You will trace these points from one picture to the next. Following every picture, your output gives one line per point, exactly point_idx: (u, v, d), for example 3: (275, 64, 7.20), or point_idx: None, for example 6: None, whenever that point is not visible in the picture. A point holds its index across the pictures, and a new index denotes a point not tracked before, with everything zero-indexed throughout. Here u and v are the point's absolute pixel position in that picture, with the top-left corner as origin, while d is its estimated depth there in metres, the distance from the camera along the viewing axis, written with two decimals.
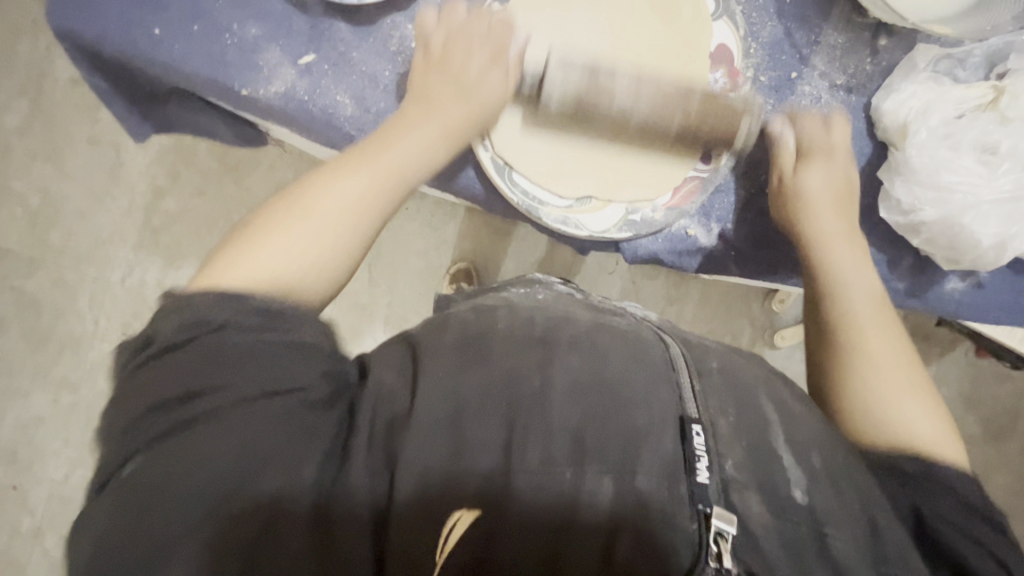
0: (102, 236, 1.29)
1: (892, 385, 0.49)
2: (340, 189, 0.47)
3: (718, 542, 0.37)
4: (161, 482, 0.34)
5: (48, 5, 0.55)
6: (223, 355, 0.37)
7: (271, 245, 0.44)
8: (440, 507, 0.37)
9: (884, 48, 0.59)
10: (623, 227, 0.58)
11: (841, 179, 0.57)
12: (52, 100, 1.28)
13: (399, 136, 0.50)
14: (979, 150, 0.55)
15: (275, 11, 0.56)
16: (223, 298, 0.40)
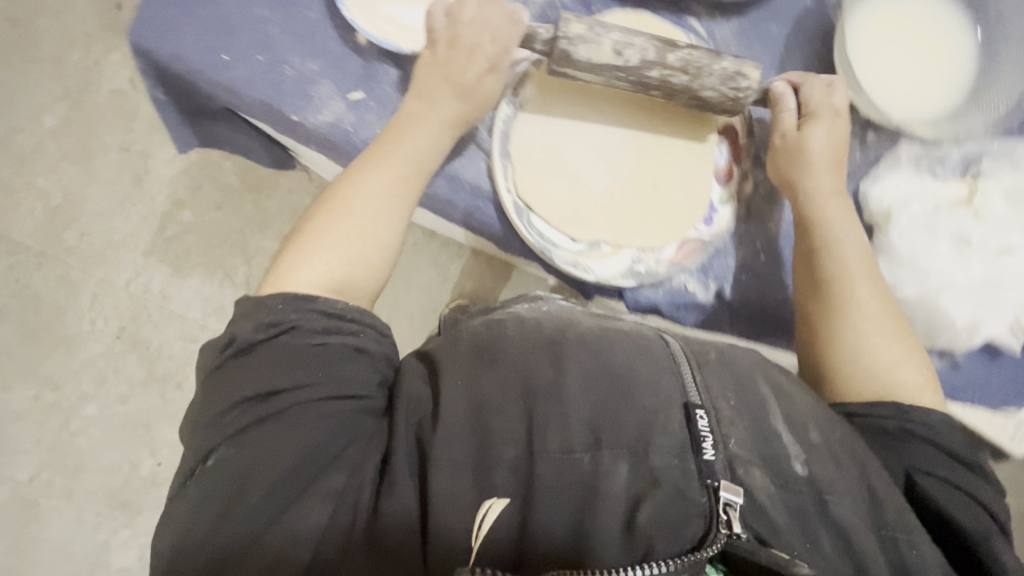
0: (117, 238, 1.33)
1: (875, 337, 0.55)
2: (374, 191, 0.55)
3: (727, 511, 0.41)
4: (247, 462, 0.43)
5: (131, 24, 0.61)
6: (296, 356, 0.46)
7: (324, 249, 0.52)
8: (473, 495, 0.42)
9: (871, 142, 0.66)
10: (628, 275, 0.62)
11: (840, 135, 0.61)
12: (92, 107, 1.34)
13: (409, 131, 0.57)
14: (954, 240, 0.60)
15: (332, 51, 0.62)
16: (289, 304, 0.48)
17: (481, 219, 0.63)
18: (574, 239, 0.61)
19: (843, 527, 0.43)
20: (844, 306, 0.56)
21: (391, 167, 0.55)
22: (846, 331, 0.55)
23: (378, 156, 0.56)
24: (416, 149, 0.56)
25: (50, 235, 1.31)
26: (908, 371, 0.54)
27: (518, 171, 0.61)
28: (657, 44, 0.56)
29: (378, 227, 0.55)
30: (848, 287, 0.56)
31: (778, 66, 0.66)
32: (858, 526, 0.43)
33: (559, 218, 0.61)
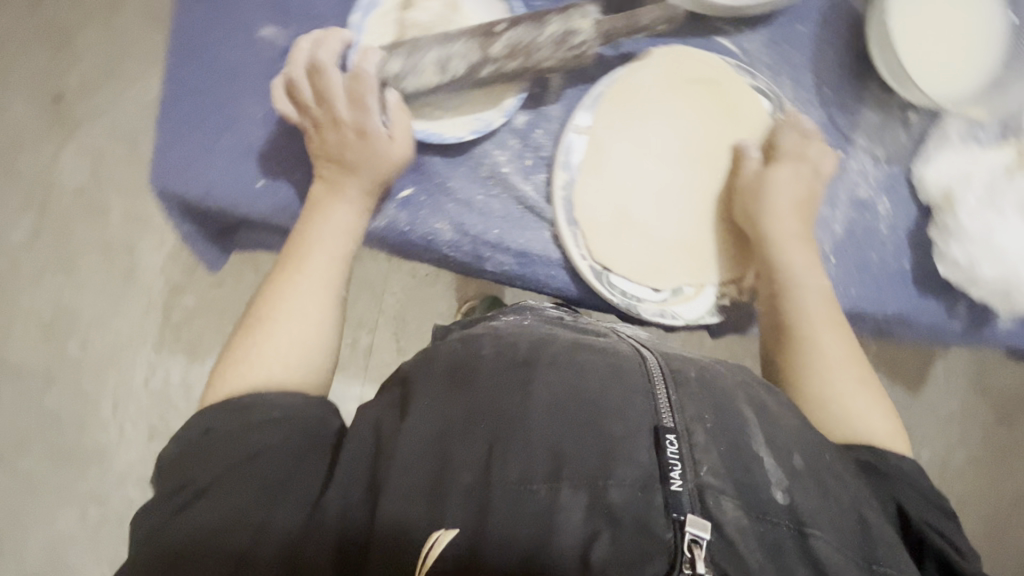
0: (121, 339, 1.24)
1: (844, 387, 0.55)
2: (304, 282, 0.54)
3: (693, 548, 0.36)
4: (168, 547, 0.40)
5: (151, 170, 0.57)
6: (241, 438, 0.44)
7: (270, 350, 0.50)
8: (426, 524, 0.39)
9: (914, 121, 0.66)
10: (715, 310, 0.62)
11: (806, 188, 0.61)
12: (60, 210, 1.24)
13: (327, 212, 0.55)
14: (1021, 210, 0.61)
15: None
16: (240, 400, 0.47)
17: (557, 287, 0.62)
18: (657, 288, 0.61)
19: (824, 565, 0.38)
20: (806, 347, 0.57)
21: (320, 262, 0.54)
22: (812, 381, 0.55)
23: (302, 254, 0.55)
24: (332, 253, 0.55)
25: (51, 353, 1.23)
26: (877, 420, 0.54)
27: (589, 235, 0.59)
28: (475, 44, 0.54)
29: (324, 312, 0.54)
30: (813, 339, 0.57)
31: (813, 65, 0.65)
32: (838, 563, 0.39)
33: (639, 272, 0.60)
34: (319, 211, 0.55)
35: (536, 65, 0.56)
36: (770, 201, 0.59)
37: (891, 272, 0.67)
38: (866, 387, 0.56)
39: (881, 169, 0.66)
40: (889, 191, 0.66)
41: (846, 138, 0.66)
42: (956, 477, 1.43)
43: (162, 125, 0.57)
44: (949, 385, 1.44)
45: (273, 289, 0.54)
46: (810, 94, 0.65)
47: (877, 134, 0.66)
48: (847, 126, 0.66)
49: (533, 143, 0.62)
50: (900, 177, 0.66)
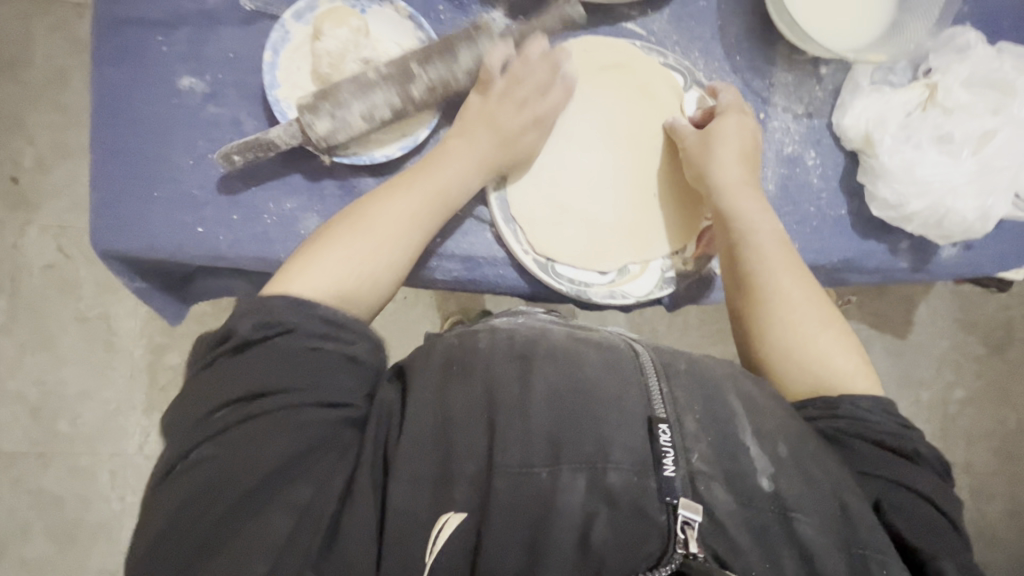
0: (111, 408, 1.23)
1: (807, 325, 0.57)
2: (394, 209, 0.55)
3: (685, 530, 0.43)
4: (225, 471, 0.43)
5: (92, 232, 0.58)
6: (297, 359, 0.46)
7: (327, 263, 0.52)
8: (431, 511, 0.44)
9: (827, 75, 0.68)
10: (664, 283, 0.63)
11: (751, 140, 0.63)
12: (30, 289, 1.22)
13: (440, 165, 0.57)
14: (938, 142, 0.63)
15: (303, 183, 0.61)
16: (292, 308, 0.48)
17: (507, 285, 0.63)
18: (603, 271, 0.62)
19: (809, 548, 0.44)
20: (768, 296, 0.58)
21: (456, 178, 0.57)
22: (777, 329, 0.57)
23: (406, 184, 0.56)
24: (445, 185, 0.57)
25: (43, 434, 1.21)
26: (839, 360, 0.55)
27: (527, 229, 0.61)
28: (394, 90, 0.56)
29: (398, 233, 0.54)
30: (776, 281, 0.58)
31: (720, 36, 0.67)
32: (821, 545, 0.44)
33: (581, 258, 0.62)
34: (444, 151, 0.58)
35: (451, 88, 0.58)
36: (714, 157, 0.60)
37: (830, 221, 0.68)
38: (830, 324, 0.58)
39: (802, 124, 0.68)
40: (814, 143, 0.68)
41: (764, 100, 0.68)
42: (957, 413, 1.44)
43: (97, 187, 0.58)
44: (937, 322, 1.46)
45: (356, 213, 0.55)
46: (722, 63, 0.67)
47: (793, 92, 0.68)
48: (763, 88, 0.68)
49: None
50: (822, 129, 0.68)
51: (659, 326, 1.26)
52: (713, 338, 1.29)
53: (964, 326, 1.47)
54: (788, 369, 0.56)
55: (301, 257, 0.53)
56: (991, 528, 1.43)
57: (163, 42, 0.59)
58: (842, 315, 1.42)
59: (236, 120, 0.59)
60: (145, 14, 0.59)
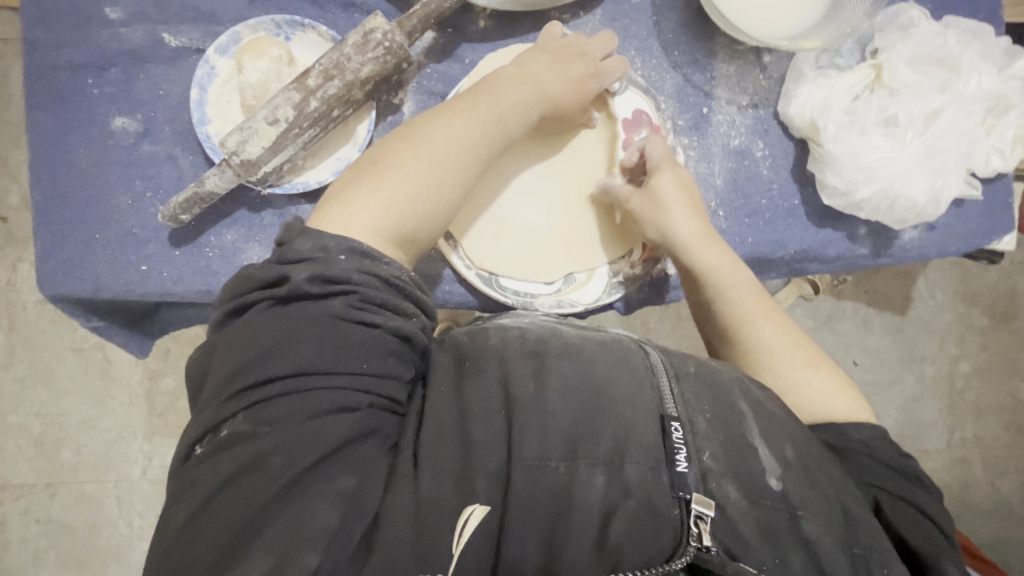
0: (113, 435, 1.19)
1: (795, 368, 0.56)
2: (452, 133, 0.52)
3: (698, 525, 0.42)
4: (258, 457, 0.39)
5: (37, 277, 0.58)
6: (350, 339, 0.42)
7: (390, 182, 0.50)
8: (456, 501, 0.41)
9: (770, 63, 0.67)
10: (613, 289, 0.63)
11: (690, 188, 0.62)
12: (26, 321, 1.19)
13: (503, 92, 0.56)
14: (883, 126, 0.61)
15: (242, 214, 0.61)
16: (351, 261, 0.44)
17: (455, 301, 0.63)
18: (549, 281, 0.62)
19: (814, 545, 0.44)
20: (751, 347, 0.58)
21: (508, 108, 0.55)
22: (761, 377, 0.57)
23: (461, 107, 0.54)
24: (503, 110, 0.55)
25: (48, 465, 1.18)
26: (834, 399, 0.55)
27: (468, 245, 0.61)
28: (293, 88, 0.54)
29: (456, 157, 0.52)
30: (757, 331, 0.58)
31: (656, 32, 0.66)
32: (825, 541, 0.44)
33: (521, 270, 0.61)
34: (502, 78, 0.57)
35: (357, 80, 0.55)
36: (666, 216, 0.60)
37: (783, 212, 0.67)
38: (818, 363, 0.57)
39: (748, 115, 0.67)
40: (762, 134, 0.67)
41: (707, 94, 0.67)
42: (964, 387, 1.41)
43: (39, 233, 0.59)
44: (937, 296, 1.42)
45: (409, 136, 0.52)
46: (660, 59, 0.66)
47: (736, 83, 0.67)
48: (704, 82, 0.67)
49: None
50: (769, 118, 0.67)
51: (648, 320, 1.24)
52: None
53: (966, 299, 1.43)
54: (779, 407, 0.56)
55: (360, 183, 0.49)
56: (1005, 502, 1.40)
57: (93, 86, 0.60)
58: (838, 295, 1.38)
59: (171, 157, 0.60)
60: (74, 59, 0.60)
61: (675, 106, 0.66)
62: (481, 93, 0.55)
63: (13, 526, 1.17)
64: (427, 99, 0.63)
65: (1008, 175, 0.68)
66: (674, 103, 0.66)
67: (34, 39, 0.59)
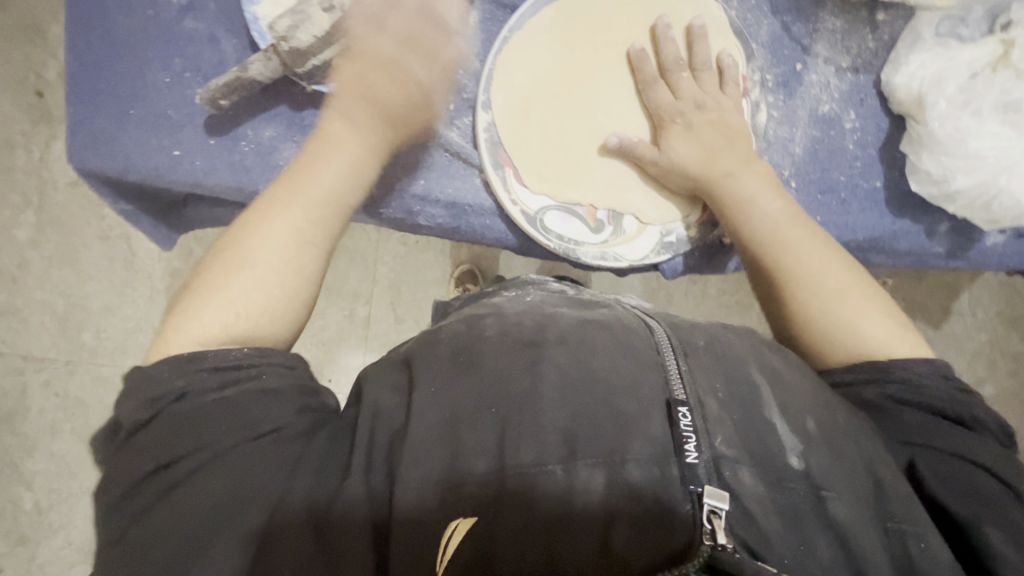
0: (133, 325, 1.21)
1: (857, 314, 0.52)
2: (274, 221, 0.47)
3: (712, 520, 0.37)
4: (154, 539, 0.37)
5: (67, 148, 0.56)
6: (207, 418, 0.40)
7: (219, 301, 0.44)
8: (440, 515, 0.39)
9: (883, 22, 0.59)
10: (662, 249, 0.59)
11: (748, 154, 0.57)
12: (56, 202, 1.19)
13: (319, 160, 0.49)
14: (1000, 111, 0.54)
15: (284, 110, 0.58)
16: (172, 368, 0.41)
17: (494, 238, 0.60)
18: (596, 230, 0.58)
19: (843, 529, 0.40)
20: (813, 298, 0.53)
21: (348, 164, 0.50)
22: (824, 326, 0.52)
23: (283, 199, 0.48)
24: (331, 184, 0.49)
25: (69, 342, 1.20)
26: (869, 326, 0.52)
27: (517, 179, 0.57)
28: None
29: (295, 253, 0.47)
30: (793, 262, 0.54)
31: None
32: (856, 525, 0.40)
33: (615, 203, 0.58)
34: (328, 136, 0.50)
35: None
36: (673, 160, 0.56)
37: (862, 193, 0.61)
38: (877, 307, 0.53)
39: (846, 80, 0.60)
40: (856, 103, 0.60)
41: (804, 49, 0.59)
42: None
43: (72, 101, 0.55)
44: (978, 314, 1.36)
45: (236, 238, 0.47)
46: (760, 1, 0.59)
47: (840, 41, 0.59)
48: (804, 34, 0.59)
49: (453, 86, 0.58)
50: (868, 87, 0.60)
51: (674, 293, 1.20)
52: (731, 311, 1.22)
53: (1007, 322, 1.36)
54: (819, 343, 0.53)
55: (186, 306, 0.45)
56: None
57: None
58: None
59: (214, 38, 0.56)
60: None
61: (767, 58, 0.59)
62: (311, 165, 0.49)
63: (30, 396, 1.18)
64: (495, 11, 0.58)
65: None
66: (766, 54, 0.59)
67: None
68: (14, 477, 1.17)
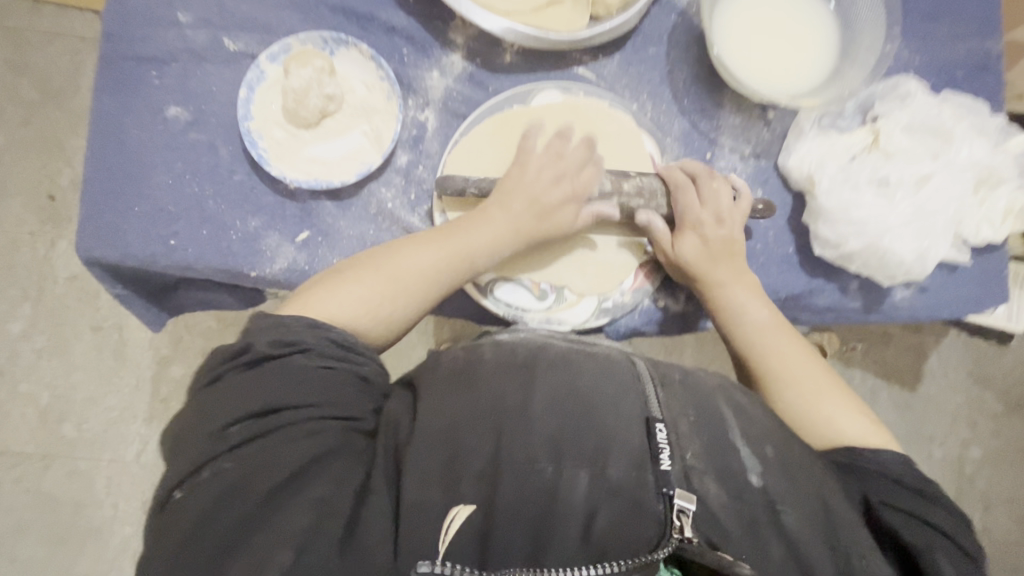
0: (115, 413, 1.22)
1: (812, 393, 0.58)
2: (416, 255, 0.59)
3: (680, 518, 0.43)
4: (240, 481, 0.42)
5: (76, 241, 0.64)
6: (308, 380, 0.47)
7: (352, 288, 0.56)
8: (442, 505, 0.43)
9: (774, 118, 0.70)
10: (600, 313, 0.66)
11: (725, 236, 0.64)
12: (54, 295, 1.25)
13: (476, 227, 0.61)
14: (875, 185, 0.64)
15: (267, 204, 0.66)
16: (308, 326, 0.50)
17: (452, 307, 0.67)
18: (540, 297, 0.66)
19: (795, 538, 0.44)
20: (774, 381, 0.60)
21: (507, 230, 0.61)
22: (793, 404, 0.58)
23: (412, 238, 0.60)
24: (474, 242, 0.60)
25: (50, 435, 1.21)
26: (848, 424, 0.56)
27: None
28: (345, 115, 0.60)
29: (418, 287, 0.58)
30: (765, 358, 0.61)
31: (669, 80, 0.71)
32: (807, 536, 0.44)
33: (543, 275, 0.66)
34: (485, 215, 0.61)
35: None
36: (691, 237, 0.63)
37: (777, 258, 0.69)
38: (838, 390, 0.59)
39: (749, 164, 0.70)
40: (761, 183, 0.70)
41: (711, 141, 0.70)
42: (972, 474, 1.35)
43: (86, 200, 0.64)
44: (948, 374, 1.39)
45: (368, 257, 0.59)
46: (670, 105, 0.71)
47: (741, 133, 0.70)
48: (710, 129, 0.71)
49: (415, 178, 0.68)
50: (769, 169, 0.70)
51: None
52: None
53: (977, 381, 1.39)
54: (801, 432, 0.57)
55: (314, 288, 0.56)
56: None
57: (155, 77, 0.67)
58: (846, 362, 1.37)
59: (212, 146, 0.66)
60: (143, 53, 0.67)
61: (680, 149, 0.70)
62: (458, 228, 0.60)
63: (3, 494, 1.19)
64: (450, 119, 0.69)
65: (1002, 248, 0.69)
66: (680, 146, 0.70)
67: (111, 31, 0.67)
68: None
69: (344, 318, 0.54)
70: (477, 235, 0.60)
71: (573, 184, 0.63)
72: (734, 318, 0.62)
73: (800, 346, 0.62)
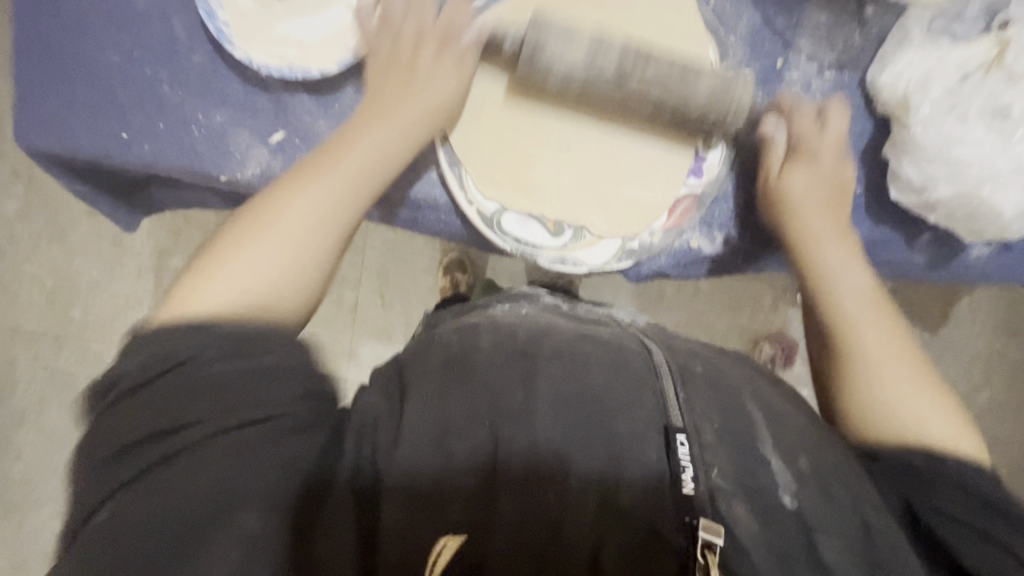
0: (119, 301, 1.20)
1: (912, 403, 0.47)
2: (302, 196, 0.46)
3: (705, 554, 0.37)
4: (140, 522, 0.34)
5: (14, 129, 0.54)
6: (193, 395, 0.37)
7: (225, 277, 0.43)
8: (430, 532, 0.38)
9: (871, 18, 0.56)
10: (624, 256, 0.57)
11: (831, 180, 0.54)
12: (45, 175, 1.17)
13: (360, 132, 0.49)
14: (989, 118, 0.51)
15: (236, 94, 0.55)
16: (185, 332, 0.39)
17: (449, 233, 0.58)
18: (556, 233, 0.56)
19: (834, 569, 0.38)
20: (863, 364, 0.49)
21: (398, 126, 0.50)
22: (891, 423, 0.46)
23: (314, 169, 0.47)
24: (371, 153, 0.49)
25: (54, 319, 1.19)
26: (936, 422, 0.46)
27: (475, 178, 0.55)
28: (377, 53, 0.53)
29: (314, 226, 0.45)
30: (857, 337, 0.49)
31: None
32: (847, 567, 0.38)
33: (561, 204, 0.56)
34: (360, 118, 0.50)
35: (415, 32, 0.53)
36: (793, 180, 0.53)
37: None
38: (929, 387, 0.48)
39: (828, 79, 0.57)
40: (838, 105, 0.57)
41: (785, 44, 0.57)
42: (987, 423, 1.30)
43: (20, 78, 0.53)
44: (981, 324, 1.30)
45: (254, 206, 0.46)
46: None
47: (824, 36, 0.57)
48: (786, 27, 0.56)
49: None
50: (852, 86, 0.57)
51: (667, 289, 1.15)
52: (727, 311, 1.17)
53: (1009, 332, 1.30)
54: (877, 429, 0.47)
55: (198, 269, 0.44)
56: None
57: None
58: None
59: (167, 16, 0.54)
60: None
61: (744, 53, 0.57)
62: (333, 156, 0.47)
63: (17, 370, 1.19)
64: None
65: None
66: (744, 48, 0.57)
67: None
68: (5, 448, 1.18)
69: (214, 315, 0.41)
70: (369, 136, 0.49)
71: (439, 88, 0.52)
72: (830, 278, 0.51)
73: (904, 340, 0.49)
